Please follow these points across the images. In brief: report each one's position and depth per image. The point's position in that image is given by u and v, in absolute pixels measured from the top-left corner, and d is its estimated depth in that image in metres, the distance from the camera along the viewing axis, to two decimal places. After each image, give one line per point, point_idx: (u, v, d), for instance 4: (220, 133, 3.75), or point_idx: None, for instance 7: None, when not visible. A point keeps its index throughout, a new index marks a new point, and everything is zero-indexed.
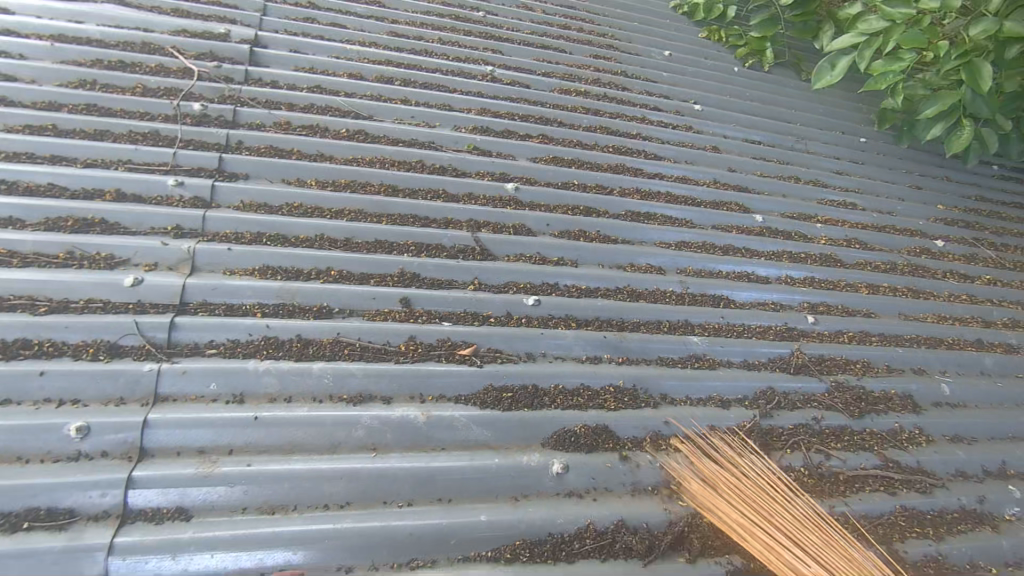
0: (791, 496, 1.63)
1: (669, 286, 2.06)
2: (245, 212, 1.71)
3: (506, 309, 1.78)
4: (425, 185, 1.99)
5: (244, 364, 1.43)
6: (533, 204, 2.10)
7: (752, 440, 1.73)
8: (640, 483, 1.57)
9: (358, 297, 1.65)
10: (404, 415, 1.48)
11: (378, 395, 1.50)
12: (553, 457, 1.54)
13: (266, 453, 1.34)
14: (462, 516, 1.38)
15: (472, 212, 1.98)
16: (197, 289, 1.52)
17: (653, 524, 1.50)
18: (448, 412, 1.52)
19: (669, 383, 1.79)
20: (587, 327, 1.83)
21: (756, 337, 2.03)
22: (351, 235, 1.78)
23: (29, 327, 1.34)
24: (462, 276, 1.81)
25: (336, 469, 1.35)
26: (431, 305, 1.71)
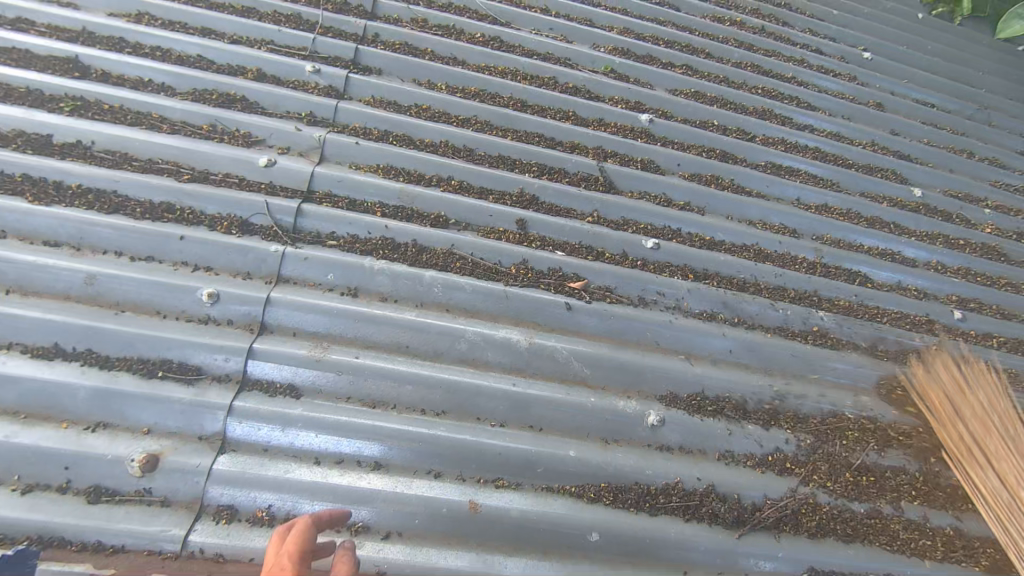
0: (899, 498, 1.53)
1: (801, 252, 1.87)
2: (374, 108, 1.68)
3: (623, 248, 1.68)
4: (553, 105, 1.87)
5: (360, 261, 1.43)
6: (665, 140, 1.94)
7: (867, 434, 1.59)
8: (736, 453, 1.50)
9: (474, 212, 1.60)
10: (508, 338, 1.45)
11: (485, 313, 1.48)
12: (650, 409, 1.48)
13: (373, 348, 1.37)
14: (552, 447, 1.36)
15: (600, 140, 1.85)
16: (323, 178, 1.52)
17: (743, 496, 1.44)
18: (549, 343, 1.48)
19: (785, 356, 1.65)
20: (706, 282, 1.70)
21: (891, 324, 1.82)
22: (476, 146, 1.71)
23: (171, 192, 1.40)
24: (581, 206, 1.71)
25: (434, 377, 1.36)
26: (547, 232, 1.64)
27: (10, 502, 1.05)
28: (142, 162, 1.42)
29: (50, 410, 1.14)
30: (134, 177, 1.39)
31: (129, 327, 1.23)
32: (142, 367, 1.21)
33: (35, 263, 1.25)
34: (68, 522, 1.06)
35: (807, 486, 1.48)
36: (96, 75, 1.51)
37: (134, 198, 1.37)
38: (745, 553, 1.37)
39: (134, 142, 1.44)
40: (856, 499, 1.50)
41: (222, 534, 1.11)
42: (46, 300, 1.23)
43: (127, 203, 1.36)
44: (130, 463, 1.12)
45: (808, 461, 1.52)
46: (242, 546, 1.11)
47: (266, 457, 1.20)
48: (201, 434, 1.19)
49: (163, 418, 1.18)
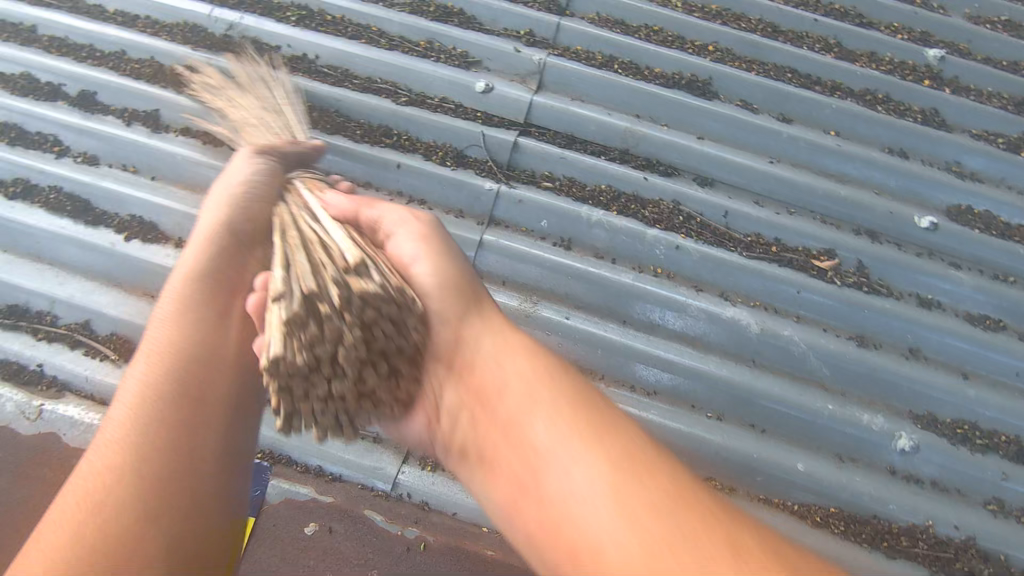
0: None
1: None
2: (601, 28, 1.44)
3: (885, 226, 1.35)
4: (814, 32, 1.50)
5: (576, 209, 1.28)
6: (959, 85, 1.49)
7: None
8: (1008, 501, 1.20)
9: (706, 160, 1.36)
10: (736, 320, 1.25)
11: (715, 287, 1.27)
12: (901, 429, 1.22)
13: (585, 310, 1.25)
14: (775, 454, 1.19)
15: (874, 80, 1.46)
16: (541, 110, 1.36)
17: (1012, 556, 1.15)
18: (784, 332, 1.25)
19: None
20: (995, 279, 1.34)
21: None
22: (717, 81, 1.42)
23: (389, 115, 1.32)
24: (839, 165, 1.39)
25: (646, 353, 1.22)
26: (793, 196, 1.36)
27: None
28: (362, 81, 1.36)
29: None
30: (354, 96, 1.33)
31: None
32: None
33: None
34: None
35: None
36: None
37: (355, 118, 1.32)
38: None
39: (355, 58, 1.37)
40: None
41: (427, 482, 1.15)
42: None
43: (349, 124, 1.31)
44: None
45: None
46: (447, 499, 1.14)
47: None
48: None
49: None
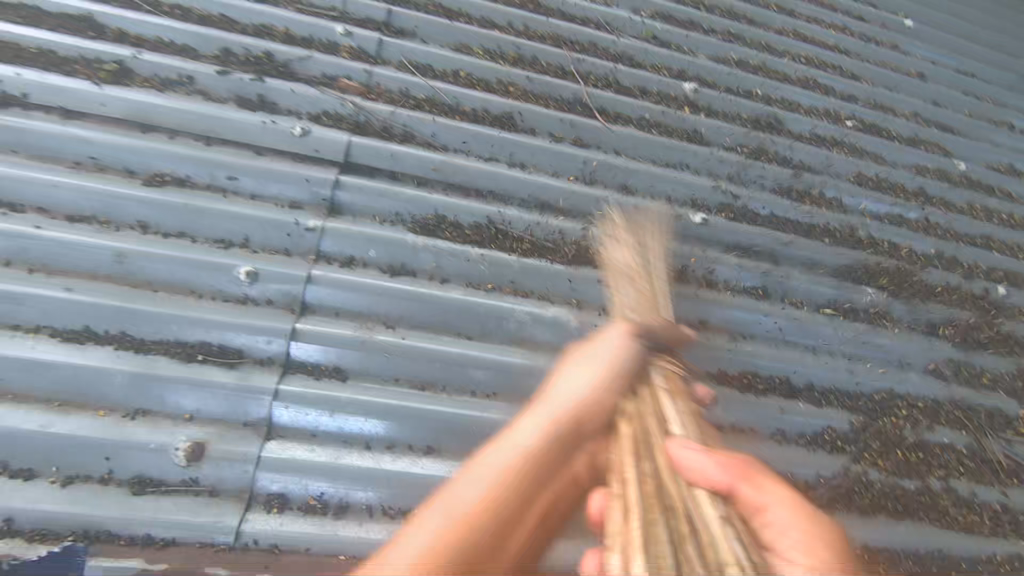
0: (947, 474, 1.53)
1: (848, 225, 1.81)
2: (411, 74, 1.57)
3: (669, 224, 1.61)
4: (594, 72, 1.77)
5: (403, 238, 1.36)
6: (707, 109, 1.85)
7: (921, 414, 1.59)
8: (790, 432, 1.47)
9: (515, 184, 1.53)
10: (559, 317, 1.40)
11: (535, 291, 1.41)
12: (705, 389, 1.44)
13: (421, 329, 1.30)
14: None
15: (644, 109, 1.76)
16: (360, 149, 1.42)
17: (799, 474, 1.42)
18: (602, 322, 1.42)
19: (829, 334, 1.63)
20: (753, 257, 1.66)
21: (939, 301, 1.78)
22: (518, 116, 1.62)
23: (199, 162, 1.30)
24: (625, 179, 1.64)
25: (490, 360, 1.31)
26: (593, 206, 1.56)
27: (51, 496, 0.99)
28: (165, 131, 1.32)
29: (86, 397, 1.07)
30: (156, 146, 1.29)
31: (166, 308, 1.16)
32: (180, 351, 1.14)
33: (58, 240, 1.16)
34: (113, 515, 1.00)
35: (858, 463, 1.46)
36: (109, 34, 1.39)
37: (157, 169, 1.28)
38: None
39: (155, 109, 1.33)
40: (908, 476, 1.48)
41: (277, 525, 1.06)
42: (74, 279, 1.15)
43: (154, 175, 1.28)
44: (175, 452, 1.05)
45: (863, 438, 1.50)
46: (302, 536, 1.07)
47: (315, 444, 1.14)
48: (247, 420, 1.12)
49: (205, 404, 1.11)
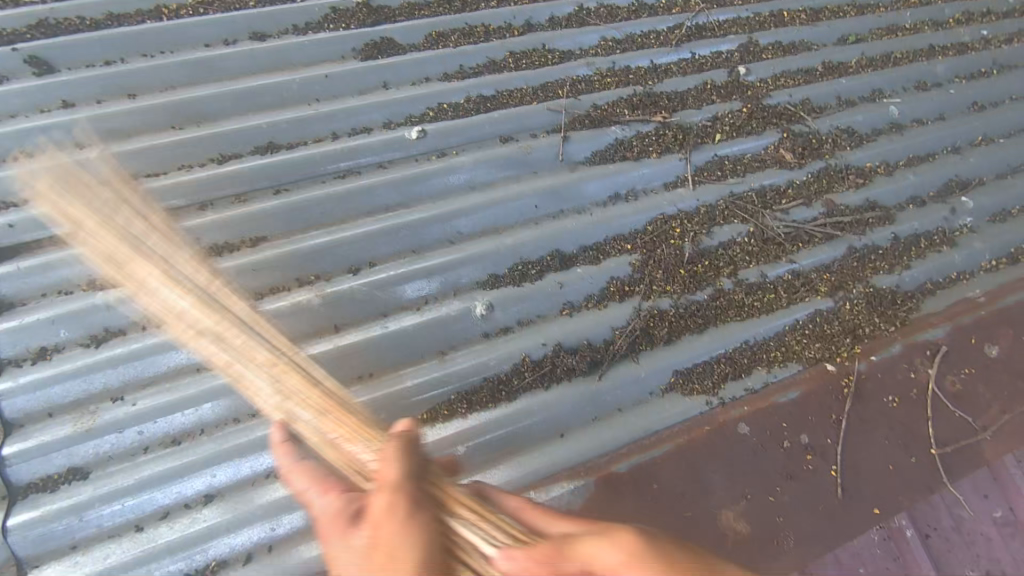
0: (736, 268, 1.56)
1: (573, 72, 1.75)
2: (42, 116, 1.39)
3: (388, 152, 1.53)
4: (252, 27, 1.59)
5: (92, 301, 1.26)
6: (392, 11, 1.71)
7: (696, 223, 1.60)
8: (573, 299, 1.46)
9: (203, 186, 1.41)
10: (298, 303, 1.33)
11: (262, 290, 1.34)
12: (475, 300, 1.40)
13: (154, 384, 1.24)
14: (386, 389, 1.30)
15: (328, 46, 1.62)
16: (3, 229, 1.28)
17: (593, 336, 1.42)
18: (345, 287, 1.36)
19: (588, 187, 1.60)
20: (487, 149, 1.60)
21: (684, 107, 1.77)
22: (183, 116, 1.47)
23: None
24: (325, 127, 1.53)
25: (235, 380, 1.25)
26: (299, 171, 1.47)
27: None
28: None
29: None
30: None
31: None
32: None
33: None
34: None
35: (647, 299, 1.48)
36: None
37: None
38: (609, 392, 1.38)
39: None
40: (697, 289, 1.51)
41: None
42: None
43: None
44: None
45: (645, 273, 1.51)
46: None
47: (77, 554, 1.13)
48: None
49: None
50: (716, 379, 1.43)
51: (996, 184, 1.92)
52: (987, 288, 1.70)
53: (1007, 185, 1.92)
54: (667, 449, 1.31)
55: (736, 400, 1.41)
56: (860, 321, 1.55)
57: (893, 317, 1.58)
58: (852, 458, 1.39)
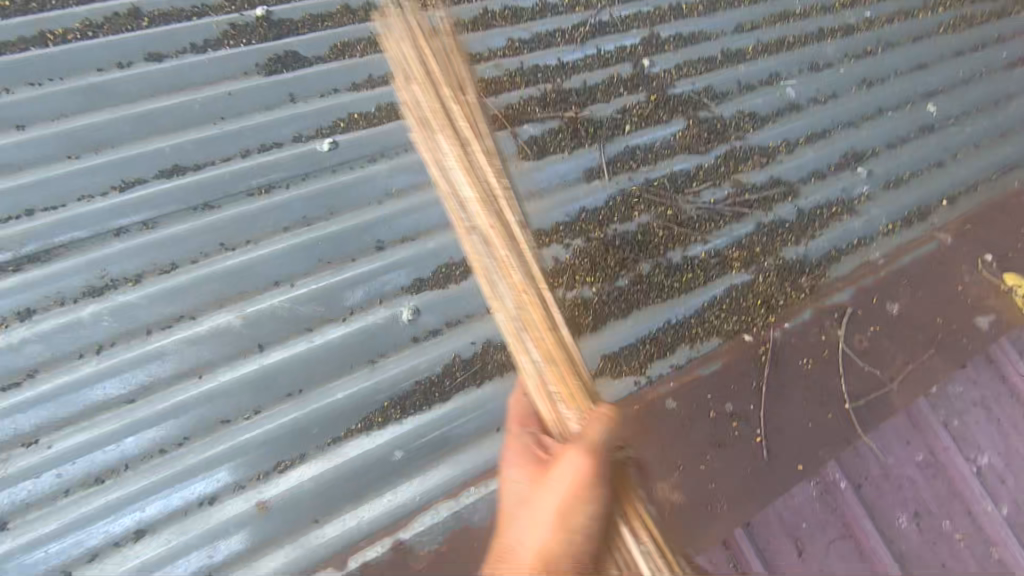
0: (655, 252, 1.62)
1: (483, 73, 1.78)
2: None
3: (301, 166, 1.52)
4: (147, 48, 1.54)
5: None
6: (294, 23, 1.69)
7: (613, 211, 1.66)
8: None
9: (108, 214, 1.36)
10: (218, 324, 1.30)
11: (179, 316, 1.31)
12: (401, 306, 1.42)
13: (68, 425, 1.19)
14: (317, 404, 1.28)
15: (230, 63, 1.59)
16: None
17: None
18: (266, 305, 1.34)
19: (506, 185, 1.63)
20: (402, 156, 1.60)
21: (594, 101, 1.82)
22: (78, 144, 1.41)
23: None
24: (233, 145, 1.50)
25: (156, 412, 1.22)
26: (211, 192, 1.44)
27: None
28: None
29: None
30: None
31: None
32: None
33: None
34: None
35: (572, 289, 1.52)
36: None
37: None
38: None
39: None
40: (618, 275, 1.57)
41: None
42: None
43: None
44: None
45: (568, 264, 1.54)
46: None
47: None
48: None
49: None
50: (643, 359, 1.49)
51: (887, 154, 2.06)
52: (885, 250, 1.82)
53: (896, 154, 2.06)
54: None
55: (664, 377, 1.47)
56: (772, 293, 1.64)
57: (803, 284, 1.68)
58: (774, 420, 1.46)
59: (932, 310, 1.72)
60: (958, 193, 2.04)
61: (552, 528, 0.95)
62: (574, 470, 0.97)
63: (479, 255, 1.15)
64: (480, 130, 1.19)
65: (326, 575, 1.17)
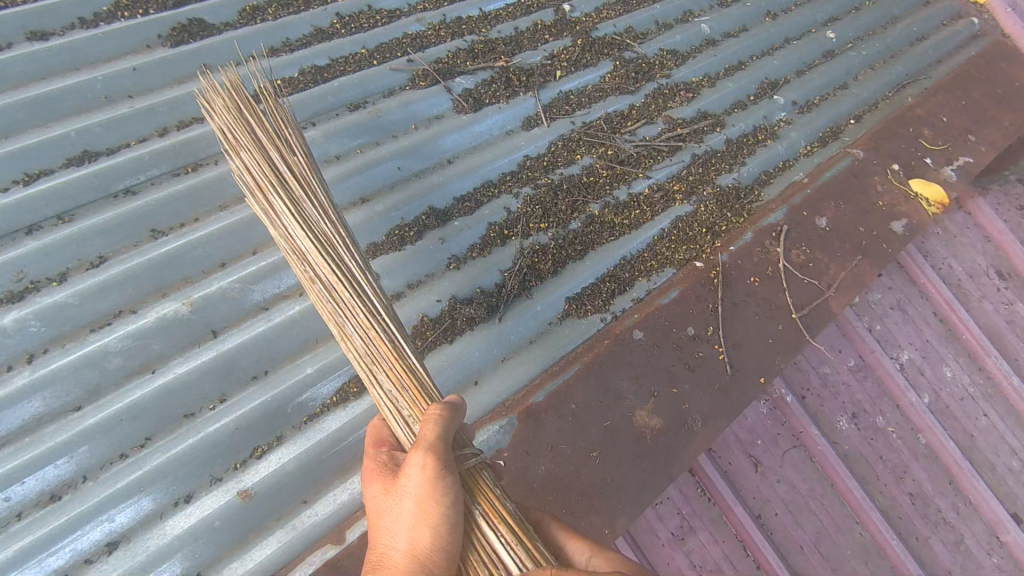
0: (602, 192, 1.65)
1: (406, 29, 1.72)
2: None
3: None
4: (28, 25, 1.37)
5: None
6: None
7: (556, 157, 1.67)
8: (457, 252, 1.47)
9: (15, 211, 1.22)
10: (163, 315, 1.20)
11: (119, 311, 1.21)
12: None
13: (11, 443, 1.09)
14: (286, 382, 1.23)
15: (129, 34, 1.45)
16: None
17: (485, 283, 1.45)
18: (212, 288, 1.25)
19: (447, 141, 1.60)
20: (335, 119, 1.53)
21: (522, 49, 1.81)
22: None
23: None
24: (148, 124, 1.38)
25: (109, 415, 1.12)
26: (131, 176, 1.32)
27: None
28: None
29: None
30: None
31: None
32: None
33: None
34: None
35: (527, 237, 1.53)
36: None
37: None
38: (512, 331, 1.42)
39: None
40: (570, 218, 1.58)
41: None
42: None
43: None
44: None
45: (520, 213, 1.55)
46: None
47: None
48: None
49: None
50: (605, 296, 1.52)
51: (797, 81, 2.18)
52: (808, 170, 1.94)
53: (806, 80, 2.18)
54: (576, 369, 1.37)
55: (627, 311, 1.51)
56: (715, 220, 1.72)
57: (740, 209, 1.77)
58: (733, 337, 1.54)
59: (854, 220, 1.86)
60: (862, 113, 2.20)
61: (419, 528, 0.98)
62: (418, 471, 0.99)
63: (324, 304, 1.18)
64: (314, 185, 1.20)
65: (325, 553, 1.12)
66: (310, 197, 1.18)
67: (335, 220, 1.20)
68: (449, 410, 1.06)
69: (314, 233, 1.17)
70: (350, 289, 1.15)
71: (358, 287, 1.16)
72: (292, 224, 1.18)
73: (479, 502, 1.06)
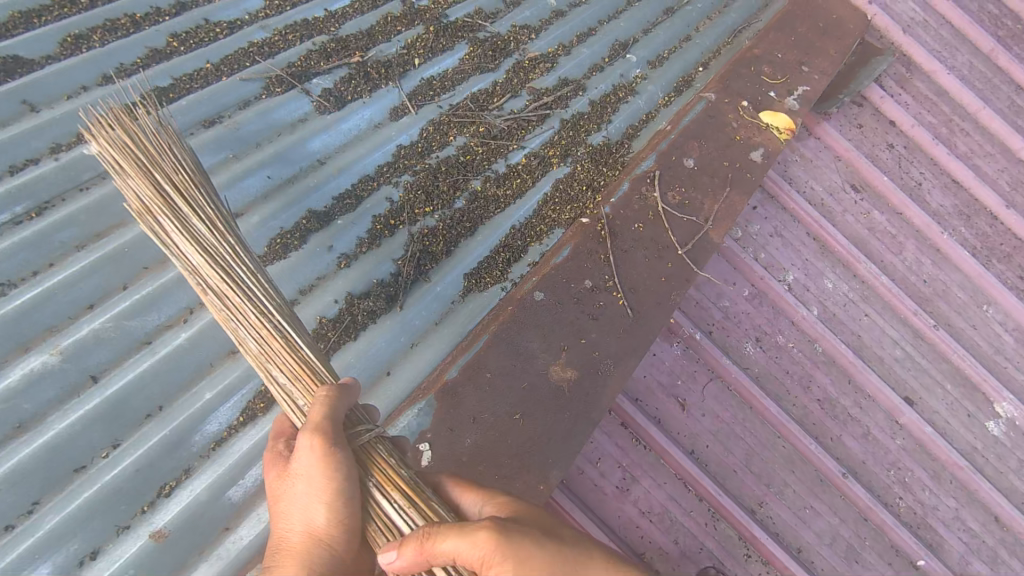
0: (481, 168, 1.68)
1: (251, 37, 1.67)
2: None
3: (75, 176, 1.32)
4: None
5: None
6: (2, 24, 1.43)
7: (429, 141, 1.68)
8: (344, 250, 1.45)
9: None
10: (29, 370, 1.10)
11: None
12: None
13: None
14: (185, 412, 1.17)
15: None
16: None
17: (380, 275, 1.45)
18: (83, 331, 1.16)
19: (315, 143, 1.57)
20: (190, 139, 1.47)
21: (376, 42, 1.80)
22: None
23: None
24: None
25: None
26: None
27: None
28: None
29: None
30: None
31: None
32: None
33: None
34: None
35: (415, 223, 1.53)
36: None
37: None
38: (414, 315, 1.45)
39: None
40: (453, 198, 1.60)
41: None
42: None
43: None
44: None
45: (404, 201, 1.54)
46: None
47: None
48: None
49: None
50: (501, 266, 1.56)
51: (646, 38, 2.30)
52: (669, 118, 2.07)
53: (653, 37, 2.32)
54: (486, 338, 1.39)
55: (525, 276, 1.55)
56: (592, 176, 1.81)
57: (614, 163, 1.87)
58: (628, 282, 1.62)
59: (717, 156, 2.00)
60: (707, 61, 2.38)
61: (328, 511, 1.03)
62: (307, 453, 1.01)
63: (217, 311, 1.17)
64: (202, 201, 1.17)
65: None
66: (195, 214, 1.16)
67: (223, 230, 1.18)
68: (337, 391, 1.09)
69: (202, 246, 1.15)
70: (239, 292, 1.15)
71: (247, 288, 1.16)
72: (181, 242, 1.16)
73: (374, 473, 1.11)
